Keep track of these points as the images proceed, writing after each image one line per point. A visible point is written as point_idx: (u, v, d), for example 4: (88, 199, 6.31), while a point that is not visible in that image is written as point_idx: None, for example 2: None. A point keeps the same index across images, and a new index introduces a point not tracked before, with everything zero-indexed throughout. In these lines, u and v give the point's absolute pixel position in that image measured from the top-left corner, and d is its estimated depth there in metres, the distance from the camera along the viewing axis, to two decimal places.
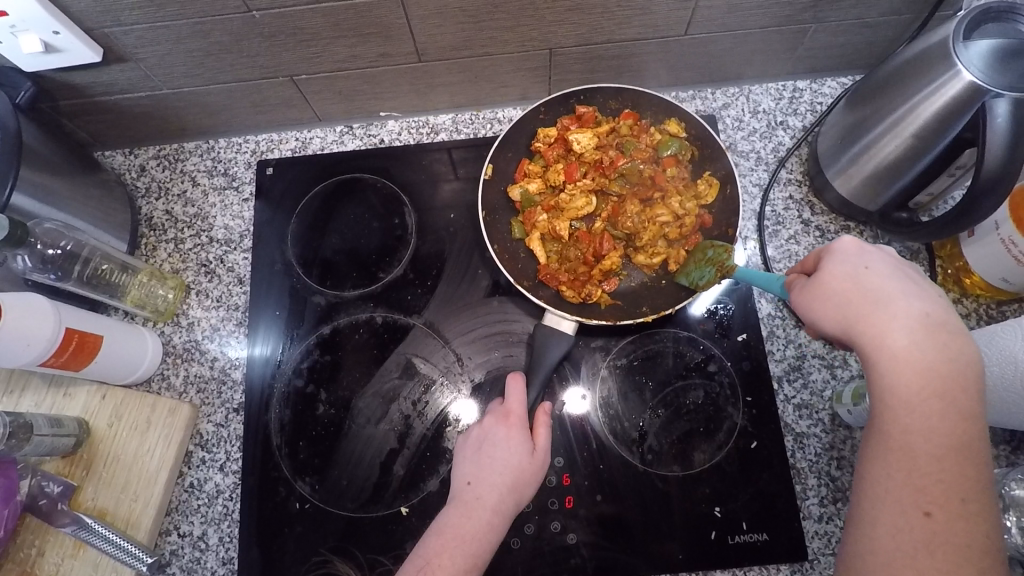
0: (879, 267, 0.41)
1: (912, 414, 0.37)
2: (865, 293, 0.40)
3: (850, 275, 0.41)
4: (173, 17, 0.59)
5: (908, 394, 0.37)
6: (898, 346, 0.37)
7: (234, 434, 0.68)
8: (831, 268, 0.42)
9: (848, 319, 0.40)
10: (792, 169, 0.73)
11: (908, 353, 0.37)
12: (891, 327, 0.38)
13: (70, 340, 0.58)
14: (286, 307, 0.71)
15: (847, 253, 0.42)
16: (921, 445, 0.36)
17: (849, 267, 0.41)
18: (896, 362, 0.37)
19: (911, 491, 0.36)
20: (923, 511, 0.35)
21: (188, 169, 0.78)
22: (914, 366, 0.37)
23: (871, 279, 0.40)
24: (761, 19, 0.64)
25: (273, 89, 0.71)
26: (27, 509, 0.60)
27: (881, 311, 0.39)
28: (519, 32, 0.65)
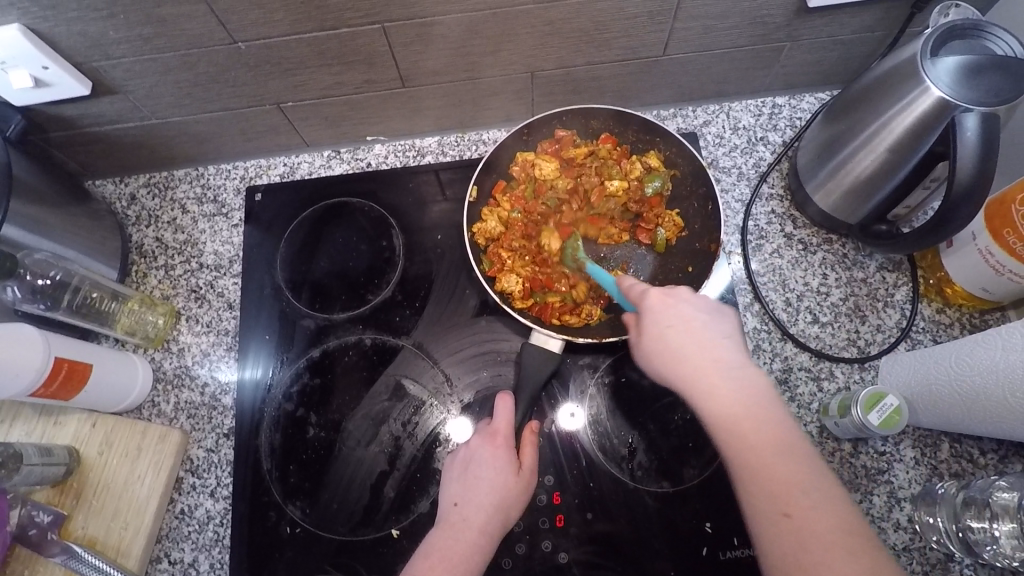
0: (681, 316, 0.49)
1: (744, 430, 0.42)
2: (689, 328, 0.48)
3: (673, 325, 0.49)
4: (159, 50, 0.60)
5: (728, 415, 0.43)
6: (702, 363, 0.46)
7: (224, 459, 0.68)
8: (650, 325, 0.50)
9: (678, 355, 0.47)
10: (773, 184, 0.73)
11: (718, 361, 0.46)
12: (694, 352, 0.47)
13: (60, 368, 0.58)
14: (276, 331, 0.71)
15: (657, 309, 0.50)
16: (745, 423, 0.42)
17: (664, 317, 0.50)
18: (711, 387, 0.45)
19: (766, 499, 0.40)
20: (784, 514, 0.39)
21: (178, 196, 0.79)
22: (722, 390, 0.44)
23: (680, 328, 0.49)
24: (736, 39, 0.65)
25: (260, 117, 0.73)
26: (17, 539, 0.60)
27: (705, 345, 0.47)
28: (499, 57, 0.66)
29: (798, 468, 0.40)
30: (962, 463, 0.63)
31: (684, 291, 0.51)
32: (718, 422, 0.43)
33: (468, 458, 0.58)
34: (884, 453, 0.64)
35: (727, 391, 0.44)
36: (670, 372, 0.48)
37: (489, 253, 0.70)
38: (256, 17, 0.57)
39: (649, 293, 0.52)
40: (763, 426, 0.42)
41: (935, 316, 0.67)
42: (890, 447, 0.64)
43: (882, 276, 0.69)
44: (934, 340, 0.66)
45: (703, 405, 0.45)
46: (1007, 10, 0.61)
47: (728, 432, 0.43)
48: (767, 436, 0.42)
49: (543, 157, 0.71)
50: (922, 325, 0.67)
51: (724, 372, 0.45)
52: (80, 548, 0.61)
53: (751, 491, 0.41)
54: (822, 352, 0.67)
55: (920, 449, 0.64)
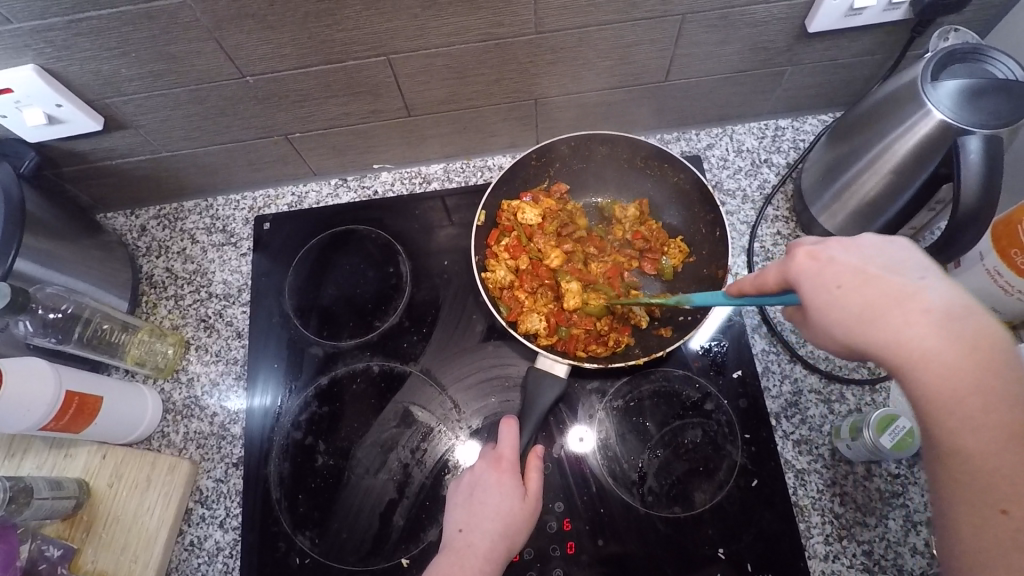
0: (849, 275, 0.38)
1: (951, 405, 0.32)
2: (859, 279, 0.37)
3: (823, 296, 0.38)
4: (169, 86, 0.61)
5: (938, 381, 0.33)
6: (879, 303, 0.36)
7: (233, 489, 0.68)
8: (809, 292, 0.39)
9: (860, 301, 0.37)
10: (778, 206, 0.74)
11: (920, 314, 0.35)
12: (886, 291, 0.36)
13: (71, 400, 0.58)
14: (285, 358, 0.72)
15: (811, 269, 0.39)
16: (951, 394, 0.33)
17: (823, 277, 0.38)
18: (908, 358, 0.34)
19: (978, 489, 0.31)
20: (1000, 510, 0.30)
21: (187, 227, 0.80)
22: (951, 347, 0.33)
23: (853, 294, 0.37)
24: (738, 64, 0.66)
25: (268, 147, 0.74)
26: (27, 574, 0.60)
27: (870, 280, 0.37)
28: (503, 85, 0.67)
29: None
30: None
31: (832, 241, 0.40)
32: (927, 398, 0.33)
33: (472, 483, 0.58)
34: (899, 476, 0.63)
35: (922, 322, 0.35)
36: (846, 323, 0.37)
37: (504, 298, 0.70)
38: (265, 52, 0.58)
39: (792, 253, 0.40)
40: (981, 396, 0.32)
41: None
42: (904, 469, 0.64)
43: None
44: None
45: (909, 378, 0.34)
46: (1007, 32, 0.62)
47: (934, 408, 0.33)
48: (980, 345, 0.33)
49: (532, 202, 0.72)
50: None
51: (915, 339, 0.34)
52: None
53: (958, 478, 0.32)
54: (833, 374, 0.68)
55: None
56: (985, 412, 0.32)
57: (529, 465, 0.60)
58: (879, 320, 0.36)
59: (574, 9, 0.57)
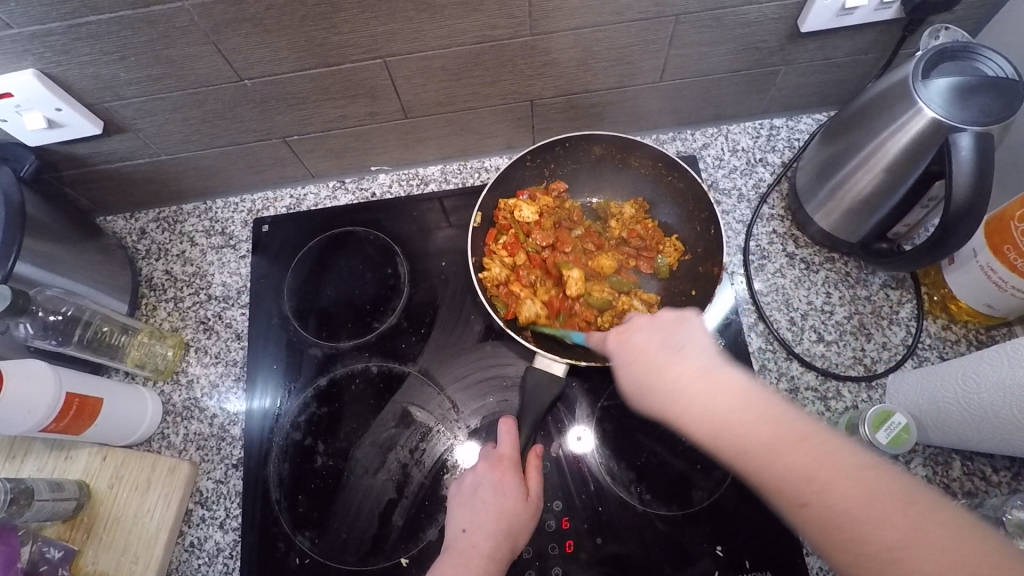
0: (652, 343, 0.49)
1: (727, 438, 0.40)
2: (660, 354, 0.47)
3: (636, 362, 0.49)
4: (167, 90, 0.62)
5: (712, 422, 0.41)
6: (684, 391, 0.44)
7: (233, 490, 0.68)
8: (621, 365, 0.50)
9: (656, 381, 0.46)
10: (774, 205, 0.74)
11: (693, 374, 0.45)
12: (681, 374, 0.45)
13: (70, 403, 0.59)
14: (284, 360, 0.72)
15: (620, 347, 0.51)
16: (727, 432, 0.40)
17: (630, 347, 0.50)
18: (685, 413, 0.43)
19: (783, 497, 0.37)
20: (800, 503, 0.36)
21: (186, 230, 0.81)
22: (718, 391, 0.43)
23: (656, 357, 0.47)
24: (732, 64, 0.67)
25: (267, 150, 0.74)
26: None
27: (667, 360, 0.47)
28: (499, 87, 0.67)
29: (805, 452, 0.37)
30: (975, 481, 0.62)
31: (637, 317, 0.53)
32: (707, 441, 0.41)
33: (473, 483, 0.58)
34: None
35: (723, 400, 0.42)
36: (648, 399, 0.47)
37: (501, 298, 0.70)
38: (262, 56, 0.59)
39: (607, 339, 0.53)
40: (750, 428, 0.39)
41: (941, 333, 0.67)
42: (901, 465, 0.64)
43: (886, 293, 0.69)
44: (940, 357, 0.66)
45: (688, 430, 0.43)
46: (998, 30, 0.62)
47: (722, 449, 0.40)
48: (777, 412, 0.40)
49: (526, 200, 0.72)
50: (928, 342, 0.67)
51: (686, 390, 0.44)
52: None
53: (770, 494, 0.38)
54: (829, 371, 0.67)
55: (932, 467, 0.64)
56: (798, 467, 0.37)
57: (527, 464, 0.60)
58: (685, 406, 0.43)
59: (569, 10, 0.57)
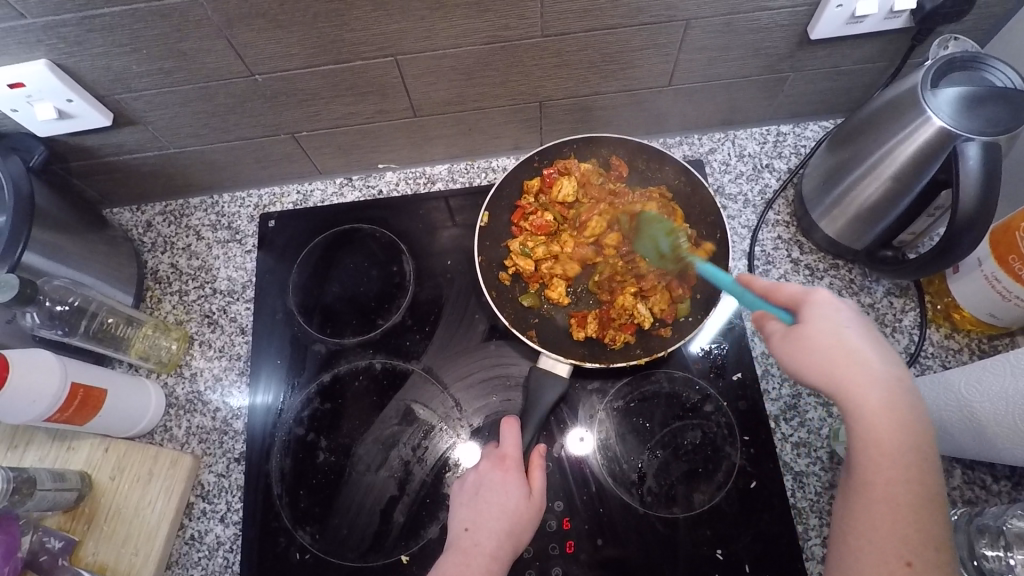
0: (854, 325, 0.46)
1: (888, 468, 0.40)
2: (839, 348, 0.44)
3: (831, 334, 0.45)
4: (178, 83, 0.62)
5: (891, 450, 0.40)
6: (865, 394, 0.42)
7: (235, 484, 0.68)
8: (812, 325, 0.46)
9: (828, 371, 0.44)
10: (779, 211, 0.74)
11: (884, 385, 0.42)
12: (883, 373, 0.43)
13: (75, 392, 0.59)
14: (287, 356, 0.72)
15: (827, 309, 0.47)
16: (899, 461, 0.40)
17: (835, 316, 0.46)
18: (871, 415, 0.41)
19: (894, 540, 0.38)
20: (905, 562, 0.37)
21: (192, 223, 0.81)
22: (913, 428, 0.41)
23: (852, 341, 0.44)
24: (741, 69, 0.67)
25: (275, 146, 0.74)
26: (28, 566, 0.60)
27: (854, 360, 0.43)
28: (509, 87, 0.68)
29: (927, 526, 0.38)
30: (974, 490, 0.62)
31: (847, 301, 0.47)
32: (868, 449, 0.41)
33: (477, 482, 0.58)
34: None
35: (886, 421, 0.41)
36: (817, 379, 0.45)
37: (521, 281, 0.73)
38: (274, 51, 0.59)
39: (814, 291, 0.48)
40: (917, 476, 0.39)
41: (944, 341, 0.67)
42: None
43: (890, 301, 0.70)
44: (943, 365, 0.66)
45: (854, 426, 0.42)
46: (1005, 42, 0.63)
47: (876, 464, 0.40)
48: (929, 481, 0.40)
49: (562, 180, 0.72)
50: (931, 350, 0.67)
51: (882, 396, 0.42)
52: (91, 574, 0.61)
53: (879, 520, 0.39)
54: None
55: None
56: (896, 520, 0.39)
57: (531, 464, 0.60)
58: (862, 412, 0.42)
59: (581, 12, 0.57)
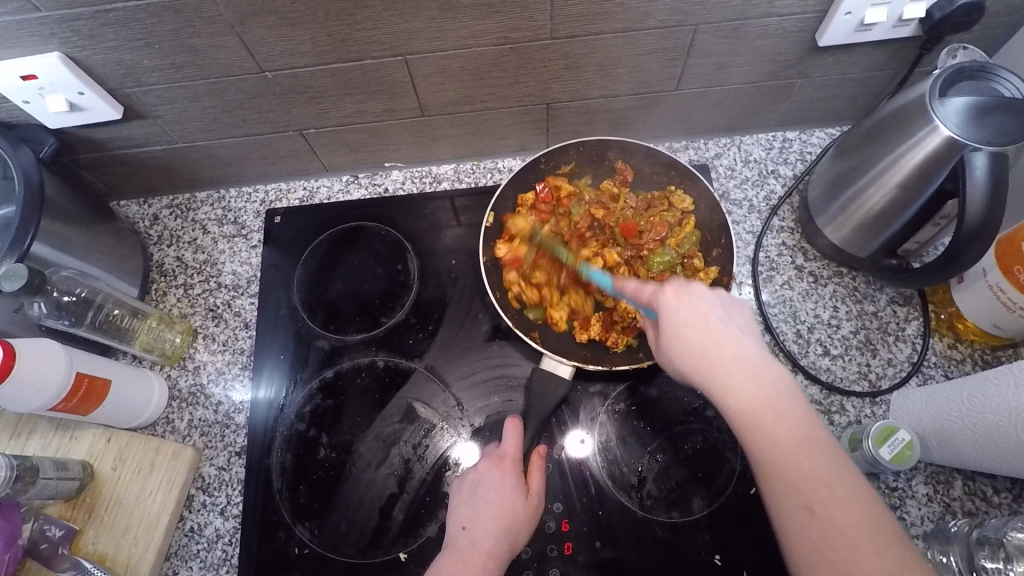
0: (695, 316, 0.49)
1: (762, 423, 0.42)
2: (700, 330, 0.48)
3: (681, 325, 0.49)
4: (189, 78, 0.62)
5: (756, 410, 0.43)
6: (721, 364, 0.46)
7: (235, 478, 0.68)
8: (666, 322, 0.50)
9: (703, 354, 0.47)
10: (784, 217, 0.74)
11: (736, 358, 0.46)
12: (716, 347, 0.47)
13: (79, 383, 0.59)
14: (290, 351, 0.73)
15: (672, 305, 0.50)
16: (755, 415, 0.43)
17: (676, 314, 0.50)
18: (730, 383, 0.45)
19: (791, 492, 0.40)
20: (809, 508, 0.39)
21: (199, 218, 0.81)
22: (756, 384, 0.44)
23: (708, 328, 0.48)
24: (749, 75, 0.67)
25: (283, 142, 0.75)
26: (28, 554, 0.61)
27: (724, 341, 0.47)
28: (517, 89, 0.68)
29: (820, 462, 0.40)
30: (975, 501, 0.62)
31: (693, 286, 0.52)
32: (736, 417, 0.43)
33: (477, 481, 0.59)
34: (897, 489, 0.64)
35: (749, 385, 0.44)
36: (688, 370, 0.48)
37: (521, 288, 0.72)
38: (284, 48, 0.59)
39: (663, 289, 0.52)
40: (801, 431, 0.42)
41: (947, 351, 0.67)
42: (902, 482, 0.64)
43: (893, 310, 0.69)
44: (945, 375, 0.66)
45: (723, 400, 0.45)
46: (1014, 53, 0.63)
47: (746, 425, 0.43)
48: (803, 420, 0.42)
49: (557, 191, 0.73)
50: (933, 360, 0.67)
51: (750, 370, 0.45)
52: (91, 564, 0.61)
53: (773, 481, 0.41)
54: (833, 385, 0.67)
55: (932, 485, 0.64)
56: (793, 474, 0.40)
57: (531, 464, 0.60)
58: (721, 386, 0.45)
59: (589, 15, 0.58)
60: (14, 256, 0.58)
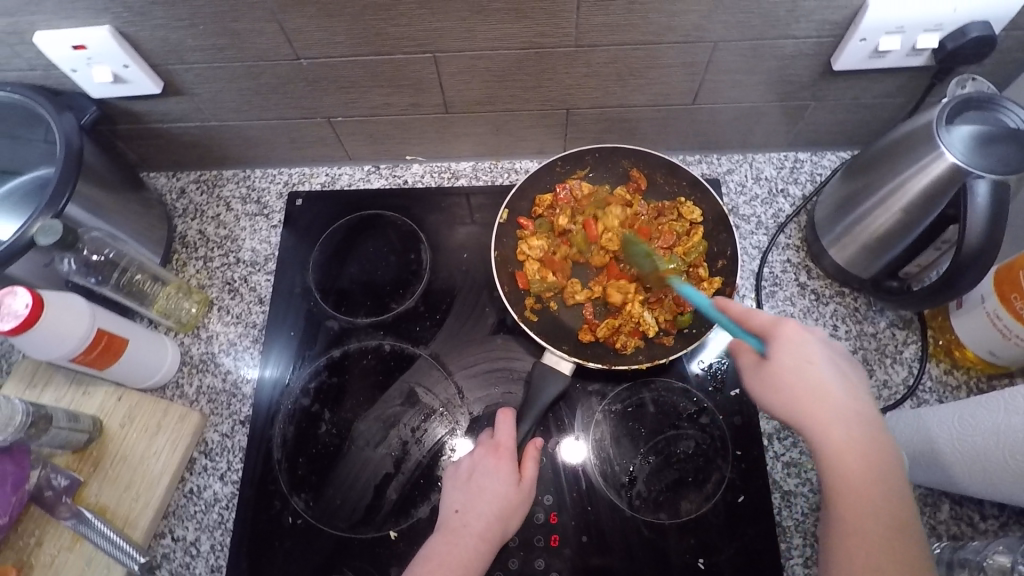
0: (819, 357, 0.49)
1: (850, 475, 0.44)
2: (800, 369, 0.49)
3: (797, 364, 0.49)
4: (228, 60, 0.65)
5: (852, 465, 0.44)
6: (821, 409, 0.47)
7: (237, 445, 0.71)
8: (784, 355, 0.50)
9: (801, 392, 0.48)
10: (791, 235, 0.76)
11: (848, 409, 0.47)
12: (819, 392, 0.48)
13: (98, 339, 0.62)
14: (300, 329, 0.75)
15: (792, 341, 0.50)
16: (853, 464, 0.44)
17: (796, 351, 0.49)
18: (829, 432, 0.46)
19: (860, 549, 0.42)
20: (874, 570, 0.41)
21: (224, 194, 0.84)
22: (857, 438, 0.45)
23: (813, 369, 0.48)
24: (765, 94, 0.69)
25: (311, 129, 0.77)
26: (33, 499, 0.63)
27: (819, 384, 0.48)
28: (541, 93, 0.70)
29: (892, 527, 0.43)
30: (961, 525, 0.63)
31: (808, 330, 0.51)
32: (831, 466, 0.45)
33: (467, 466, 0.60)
34: None
35: (845, 438, 0.45)
36: (792, 411, 0.48)
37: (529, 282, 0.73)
38: (321, 38, 0.62)
39: (784, 325, 0.51)
40: (878, 494, 0.43)
41: (941, 377, 0.68)
42: None
43: (892, 332, 0.70)
44: (939, 400, 0.67)
45: (820, 442, 0.46)
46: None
47: (837, 470, 0.44)
48: (883, 479, 0.44)
49: (568, 195, 0.74)
50: (929, 385, 0.68)
51: (845, 417, 0.46)
52: (93, 515, 0.64)
53: (847, 532, 0.43)
54: None
55: (920, 507, 0.64)
56: (865, 534, 0.42)
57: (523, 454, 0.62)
58: (820, 427, 0.46)
59: (615, 26, 0.60)
60: (47, 215, 0.60)
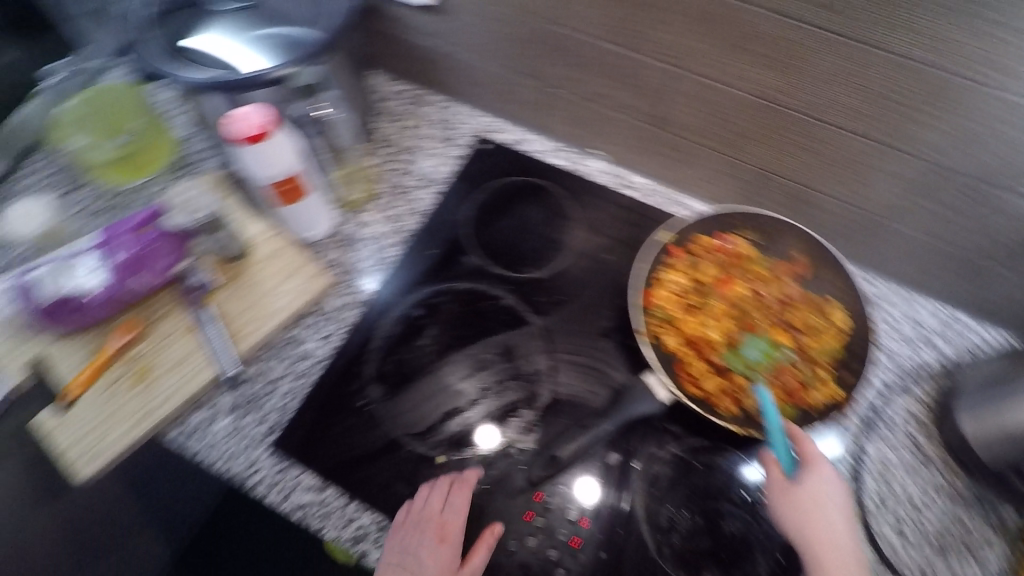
0: (832, 497, 0.61)
1: None
2: (818, 507, 0.60)
3: (816, 499, 0.60)
4: (499, 1, 0.71)
5: None
6: (822, 541, 0.59)
7: (346, 320, 0.77)
8: (807, 489, 0.61)
9: (814, 527, 0.59)
10: (923, 388, 0.73)
11: (845, 552, 0.58)
12: (826, 528, 0.59)
13: (288, 181, 0.71)
14: (440, 250, 0.80)
15: (817, 480, 0.61)
16: None
17: (814, 489, 0.60)
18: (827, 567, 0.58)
19: None
20: None
21: (423, 113, 0.89)
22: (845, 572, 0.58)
23: (825, 507, 0.60)
24: (963, 241, 0.68)
25: (527, 90, 0.82)
26: (174, 281, 0.75)
27: (827, 518, 0.59)
28: (749, 144, 0.72)
29: None
30: None
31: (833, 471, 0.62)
32: None
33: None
34: None
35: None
36: (800, 538, 0.59)
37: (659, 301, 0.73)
38: (588, 16, 0.67)
39: (814, 460, 0.62)
40: None
41: None
42: None
43: (986, 534, 0.66)
44: None
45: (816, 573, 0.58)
46: None
47: None
48: None
49: (727, 249, 0.75)
50: None
51: (838, 554, 0.58)
52: (213, 318, 0.74)
53: None
54: (890, 560, 0.64)
55: None
56: None
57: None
58: (816, 556, 0.58)
59: (855, 114, 0.61)
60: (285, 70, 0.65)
